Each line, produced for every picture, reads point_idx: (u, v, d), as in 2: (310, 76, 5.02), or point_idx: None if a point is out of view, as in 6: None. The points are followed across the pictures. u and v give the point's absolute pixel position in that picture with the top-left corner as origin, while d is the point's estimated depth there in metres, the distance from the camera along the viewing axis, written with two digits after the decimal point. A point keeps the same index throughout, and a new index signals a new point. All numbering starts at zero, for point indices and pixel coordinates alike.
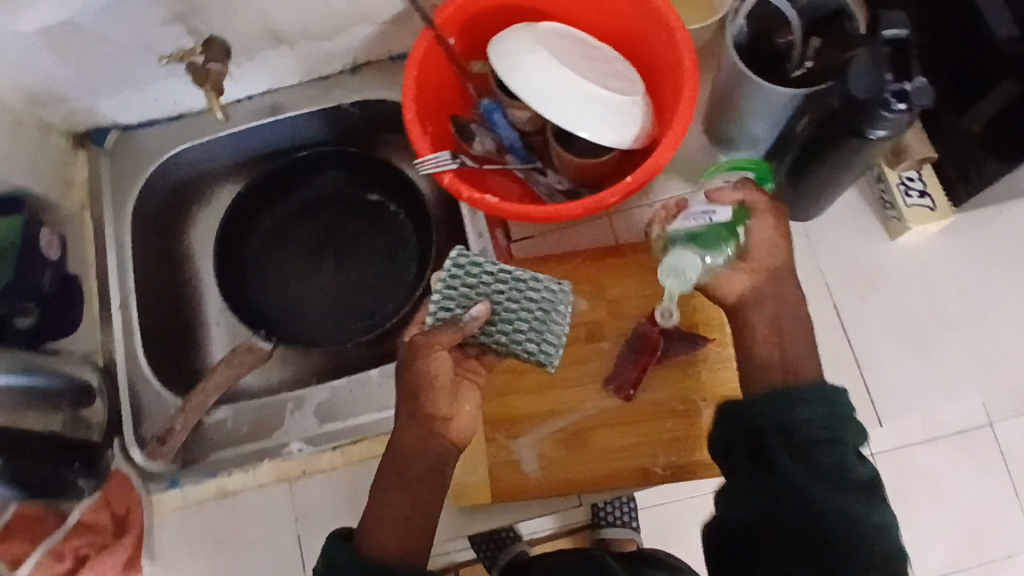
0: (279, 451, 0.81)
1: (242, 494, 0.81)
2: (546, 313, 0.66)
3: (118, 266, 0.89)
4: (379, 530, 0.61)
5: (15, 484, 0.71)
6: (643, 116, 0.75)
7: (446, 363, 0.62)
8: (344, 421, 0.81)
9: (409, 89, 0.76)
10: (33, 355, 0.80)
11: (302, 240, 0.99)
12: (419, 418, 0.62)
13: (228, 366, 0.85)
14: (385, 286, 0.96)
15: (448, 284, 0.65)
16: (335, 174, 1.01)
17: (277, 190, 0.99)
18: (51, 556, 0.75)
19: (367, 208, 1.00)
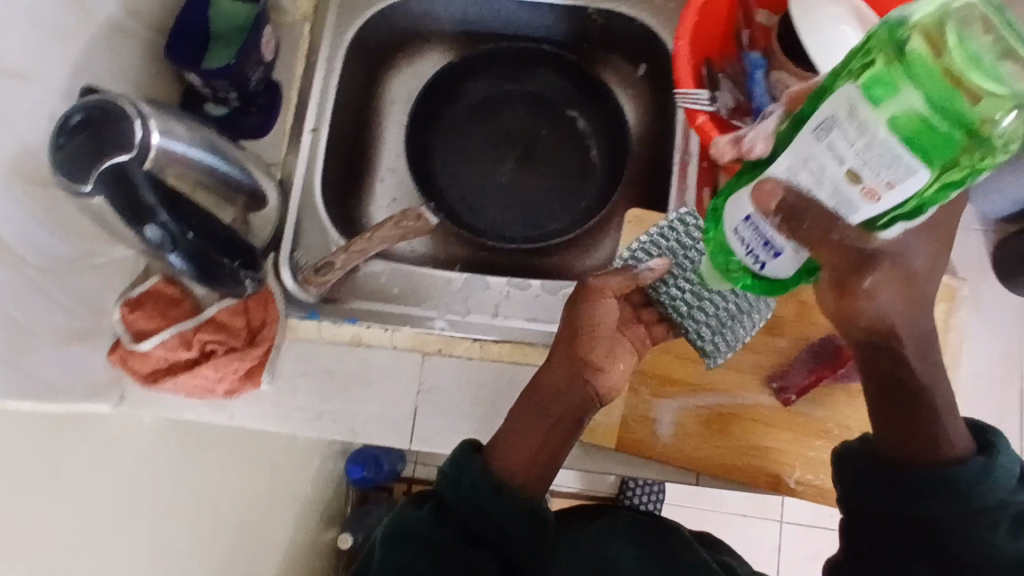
0: (423, 322, 0.80)
1: (374, 350, 0.79)
2: (736, 310, 0.71)
3: (321, 90, 0.88)
4: (510, 454, 0.58)
5: (188, 263, 0.69)
6: None
7: (609, 311, 0.66)
8: (493, 317, 0.81)
9: (692, 12, 0.73)
10: (224, 140, 0.76)
11: (492, 128, 0.97)
12: (571, 358, 0.64)
13: (397, 225, 0.84)
14: (560, 204, 0.93)
15: (662, 233, 0.73)
16: (546, 75, 0.98)
17: (484, 70, 0.97)
18: (177, 340, 0.77)
19: (564, 122, 0.97)
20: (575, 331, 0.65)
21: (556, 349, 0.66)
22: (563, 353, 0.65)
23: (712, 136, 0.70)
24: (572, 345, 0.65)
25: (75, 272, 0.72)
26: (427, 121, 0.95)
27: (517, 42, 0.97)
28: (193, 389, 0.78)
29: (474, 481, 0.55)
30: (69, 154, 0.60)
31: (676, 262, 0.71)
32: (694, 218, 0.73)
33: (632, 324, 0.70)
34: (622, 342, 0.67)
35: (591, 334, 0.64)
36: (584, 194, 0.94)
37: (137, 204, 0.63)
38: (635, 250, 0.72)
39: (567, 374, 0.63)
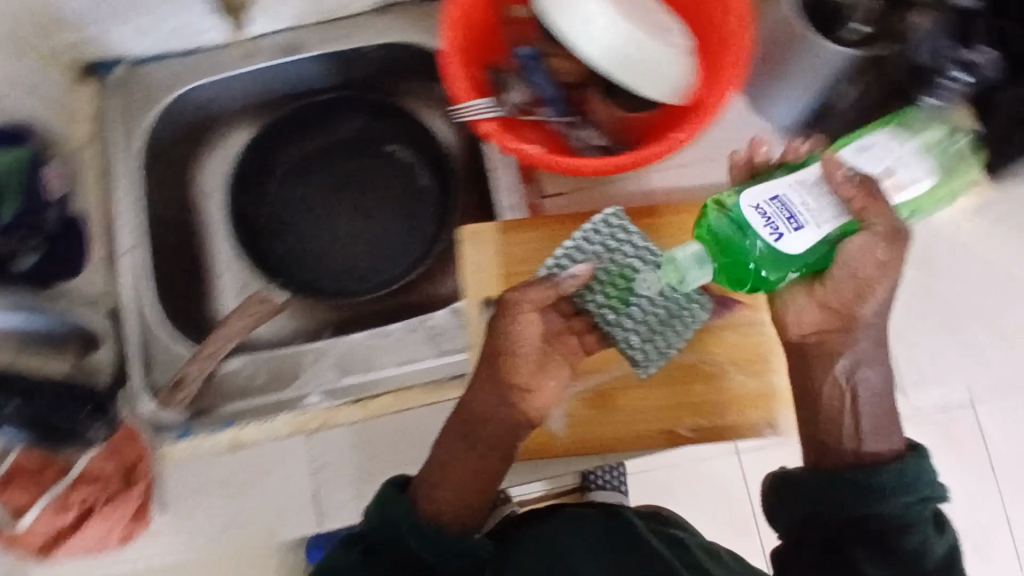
0: (296, 403, 0.79)
1: (257, 446, 0.78)
2: (667, 314, 0.73)
3: (126, 208, 0.85)
4: (434, 492, 0.63)
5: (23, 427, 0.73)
6: (689, 69, 0.73)
7: (529, 328, 0.64)
8: (365, 374, 0.80)
9: (452, 28, 0.72)
10: (37, 297, 0.81)
11: (318, 186, 0.94)
12: (492, 381, 0.65)
13: (242, 316, 0.82)
14: (403, 240, 0.93)
15: (586, 236, 0.74)
16: (353, 117, 0.97)
17: (291, 131, 0.96)
18: (53, 506, 0.73)
19: (385, 157, 0.96)
20: (502, 352, 0.64)
21: (484, 369, 0.65)
22: (488, 376, 0.65)
23: (501, 139, 0.71)
24: (496, 370, 0.65)
25: None
26: (251, 202, 0.93)
27: (312, 96, 0.95)
28: (86, 548, 0.75)
29: (397, 519, 0.61)
30: None
31: (602, 266, 0.73)
32: (619, 219, 0.74)
33: (564, 335, 0.71)
34: (551, 360, 0.67)
35: (506, 352, 0.64)
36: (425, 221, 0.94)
37: None
38: (559, 257, 0.73)
39: (492, 397, 0.65)
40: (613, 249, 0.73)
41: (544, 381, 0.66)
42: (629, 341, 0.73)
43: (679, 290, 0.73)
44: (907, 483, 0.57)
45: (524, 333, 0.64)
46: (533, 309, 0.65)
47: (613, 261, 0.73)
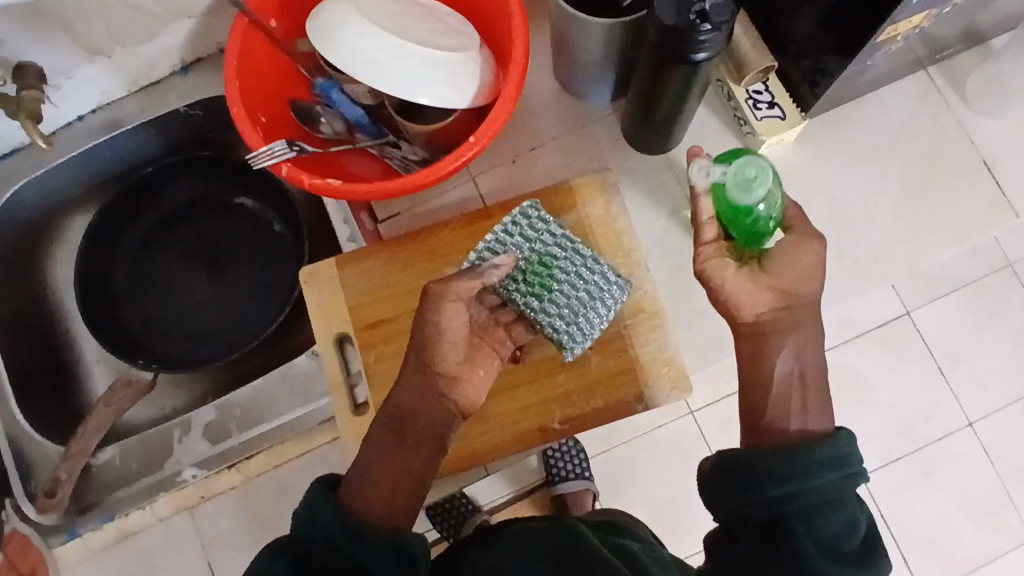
0: (171, 481, 0.79)
1: (147, 530, 0.81)
2: (589, 298, 0.72)
3: None
4: (366, 492, 0.57)
5: None
6: (478, 69, 0.72)
7: (456, 316, 0.61)
8: (235, 438, 0.79)
9: (232, 79, 0.73)
10: None
11: (172, 256, 0.93)
12: (422, 375, 0.60)
13: (109, 404, 0.79)
14: (263, 291, 0.91)
15: (506, 228, 0.73)
16: (192, 178, 0.94)
17: (135, 207, 0.94)
18: None
19: (234, 211, 0.95)
20: (437, 340, 0.60)
21: (410, 355, 0.62)
22: (423, 368, 0.60)
23: (304, 179, 0.71)
24: (429, 359, 0.61)
25: None
26: (106, 289, 0.92)
27: (143, 169, 0.93)
28: None
29: (327, 519, 0.54)
30: None
31: (523, 256, 0.72)
32: (538, 209, 0.74)
33: (488, 328, 0.71)
34: (476, 356, 0.64)
35: (438, 340, 0.60)
36: (283, 268, 0.92)
37: None
38: (481, 250, 0.72)
39: (420, 386, 0.60)
40: (531, 239, 0.73)
41: (472, 375, 0.62)
42: (555, 325, 0.72)
43: (597, 273, 0.72)
44: (836, 458, 0.49)
45: (456, 322, 0.61)
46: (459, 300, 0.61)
47: (531, 250, 0.73)
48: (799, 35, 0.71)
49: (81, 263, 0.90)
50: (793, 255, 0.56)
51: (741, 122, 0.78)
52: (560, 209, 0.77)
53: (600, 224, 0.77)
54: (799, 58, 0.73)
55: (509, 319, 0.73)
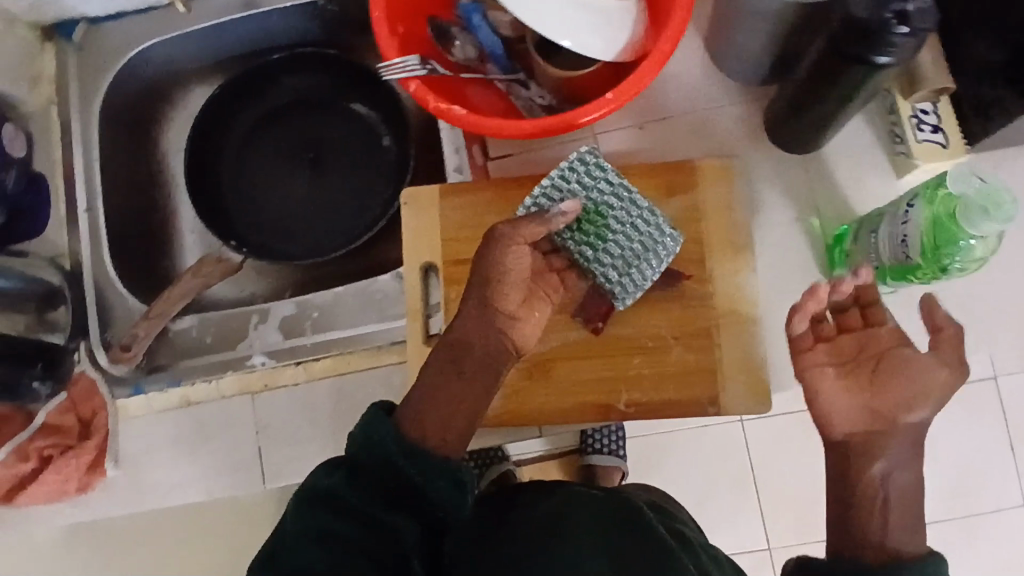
0: (240, 364, 0.80)
1: (206, 405, 0.80)
2: (645, 248, 0.70)
3: (86, 170, 0.86)
4: (425, 417, 0.56)
5: None
6: (630, 24, 0.70)
7: (521, 257, 0.61)
8: (306, 338, 0.80)
9: None
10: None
11: (278, 145, 0.95)
12: (480, 309, 0.60)
13: (196, 276, 0.84)
14: (357, 202, 0.92)
15: (563, 176, 0.69)
16: (313, 76, 0.95)
17: (253, 89, 0.95)
18: (15, 455, 0.78)
19: (346, 118, 0.96)
20: (498, 276, 0.61)
21: (470, 289, 0.61)
22: (480, 301, 0.60)
23: (430, 100, 0.69)
24: (490, 293, 0.60)
25: None
26: (212, 165, 0.94)
27: (269, 55, 0.94)
28: (47, 496, 0.79)
29: (387, 443, 0.54)
30: None
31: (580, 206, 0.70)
32: (594, 154, 0.69)
33: (542, 273, 0.69)
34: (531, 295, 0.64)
35: (500, 276, 0.60)
36: (384, 184, 0.93)
37: None
38: (537, 196, 0.69)
39: (477, 318, 0.60)
40: (589, 188, 0.70)
41: (530, 316, 0.62)
42: (608, 275, 0.70)
43: (652, 222, 0.70)
44: None
45: (520, 262, 0.61)
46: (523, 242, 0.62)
47: (588, 199, 0.70)
48: (990, 60, 0.64)
49: (195, 134, 0.92)
50: (915, 373, 0.52)
51: (896, 142, 0.72)
52: (677, 191, 0.74)
53: (716, 215, 0.73)
54: (981, 87, 0.66)
55: (560, 266, 0.71)
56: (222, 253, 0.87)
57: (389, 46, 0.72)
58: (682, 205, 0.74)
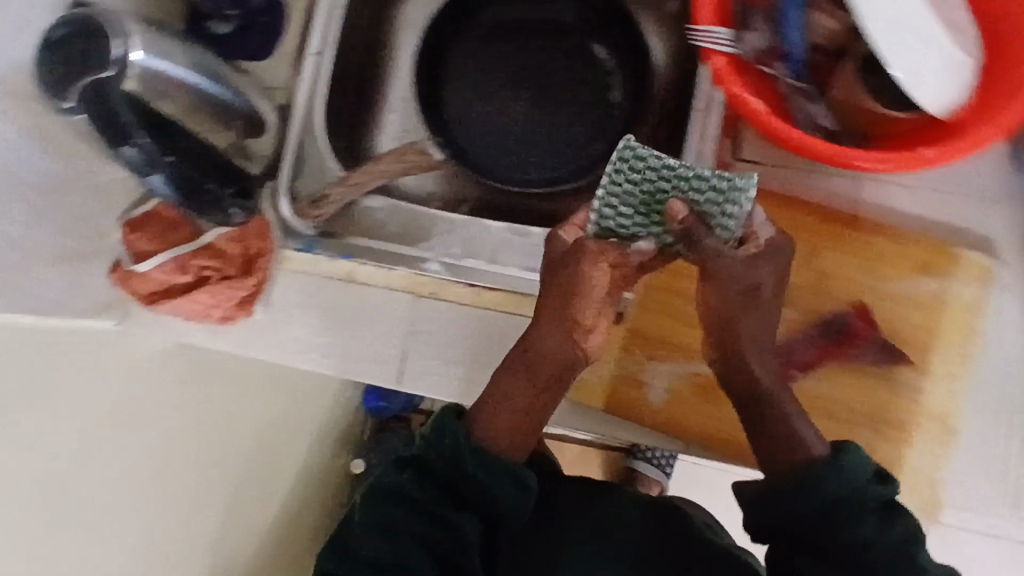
0: (416, 264, 0.77)
1: (368, 289, 0.79)
2: (727, 192, 0.55)
3: (327, 13, 0.81)
4: (496, 418, 0.58)
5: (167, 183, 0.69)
6: (964, 83, 0.64)
7: (590, 267, 0.58)
8: (486, 264, 0.77)
9: None
10: (219, 62, 0.75)
11: (512, 56, 0.92)
12: (570, 333, 0.58)
13: (395, 160, 0.80)
14: (566, 141, 0.89)
15: (612, 177, 0.58)
16: (561, 0, 0.92)
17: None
18: (175, 264, 0.78)
19: (581, 49, 0.92)
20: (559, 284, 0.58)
21: (546, 304, 0.58)
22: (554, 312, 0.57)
23: (728, 84, 0.65)
24: (573, 313, 0.58)
25: (75, 196, 0.72)
26: (439, 51, 0.91)
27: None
28: (190, 314, 0.80)
29: (455, 445, 0.58)
30: (50, 71, 0.59)
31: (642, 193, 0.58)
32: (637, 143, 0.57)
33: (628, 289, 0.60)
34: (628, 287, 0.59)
35: (576, 295, 0.58)
36: (599, 139, 0.89)
37: (121, 124, 0.61)
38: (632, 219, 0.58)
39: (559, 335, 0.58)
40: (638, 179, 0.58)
41: (609, 320, 0.58)
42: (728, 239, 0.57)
43: (721, 178, 0.55)
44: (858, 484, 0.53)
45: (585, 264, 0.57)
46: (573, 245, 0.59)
47: (645, 188, 0.58)
48: None
49: (440, 14, 0.89)
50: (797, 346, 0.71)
51: None
52: (932, 267, 0.72)
53: (954, 308, 0.72)
54: None
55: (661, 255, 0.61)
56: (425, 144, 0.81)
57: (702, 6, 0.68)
58: (921, 288, 0.72)
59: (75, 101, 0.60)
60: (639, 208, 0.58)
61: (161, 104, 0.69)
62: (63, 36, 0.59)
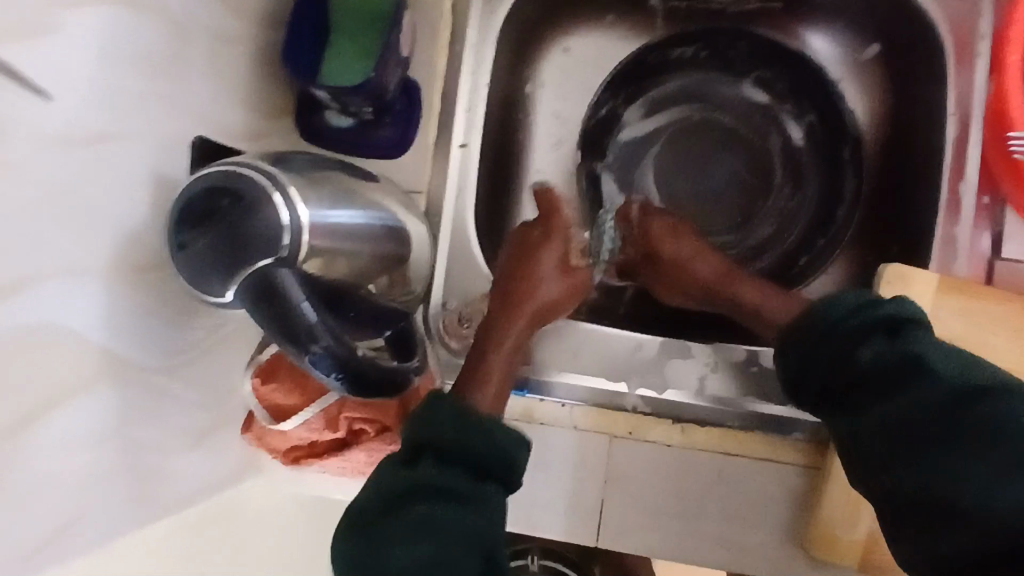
0: (610, 399, 0.66)
1: (548, 428, 0.66)
2: (636, 158, 0.80)
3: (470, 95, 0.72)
4: (478, 394, 0.56)
5: (346, 378, 0.48)
6: None
7: (549, 293, 0.64)
8: (694, 395, 0.66)
9: None
10: (351, 180, 0.57)
11: (688, 120, 0.80)
12: (469, 375, 0.59)
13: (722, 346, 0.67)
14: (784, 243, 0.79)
15: (600, 130, 0.79)
16: (753, 43, 0.76)
17: (671, 69, 0.79)
18: (322, 420, 0.66)
19: (759, 109, 0.79)
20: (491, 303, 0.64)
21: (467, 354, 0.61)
22: (479, 347, 0.60)
23: None
24: (487, 338, 0.60)
25: (197, 358, 0.60)
26: (615, 118, 0.79)
27: (688, 44, 0.77)
28: (341, 470, 0.68)
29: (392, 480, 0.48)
30: (195, 259, 0.45)
31: (629, 115, 0.80)
32: (623, 144, 0.80)
33: (528, 236, 0.66)
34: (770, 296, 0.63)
35: (505, 321, 0.61)
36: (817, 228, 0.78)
37: (286, 323, 0.46)
38: (614, 152, 0.80)
39: (468, 391, 0.57)
40: (626, 148, 0.80)
41: (552, 252, 0.66)
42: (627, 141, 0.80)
43: (634, 129, 0.80)
44: None
45: (535, 292, 0.63)
46: (523, 277, 0.63)
47: (633, 115, 0.80)
48: None
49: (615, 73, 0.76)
50: (762, 304, 0.63)
51: None
52: None
53: None
54: None
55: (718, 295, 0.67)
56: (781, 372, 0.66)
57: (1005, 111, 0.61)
58: None
59: (234, 294, 0.46)
60: (620, 154, 0.80)
61: (330, 266, 0.52)
62: (204, 210, 0.46)
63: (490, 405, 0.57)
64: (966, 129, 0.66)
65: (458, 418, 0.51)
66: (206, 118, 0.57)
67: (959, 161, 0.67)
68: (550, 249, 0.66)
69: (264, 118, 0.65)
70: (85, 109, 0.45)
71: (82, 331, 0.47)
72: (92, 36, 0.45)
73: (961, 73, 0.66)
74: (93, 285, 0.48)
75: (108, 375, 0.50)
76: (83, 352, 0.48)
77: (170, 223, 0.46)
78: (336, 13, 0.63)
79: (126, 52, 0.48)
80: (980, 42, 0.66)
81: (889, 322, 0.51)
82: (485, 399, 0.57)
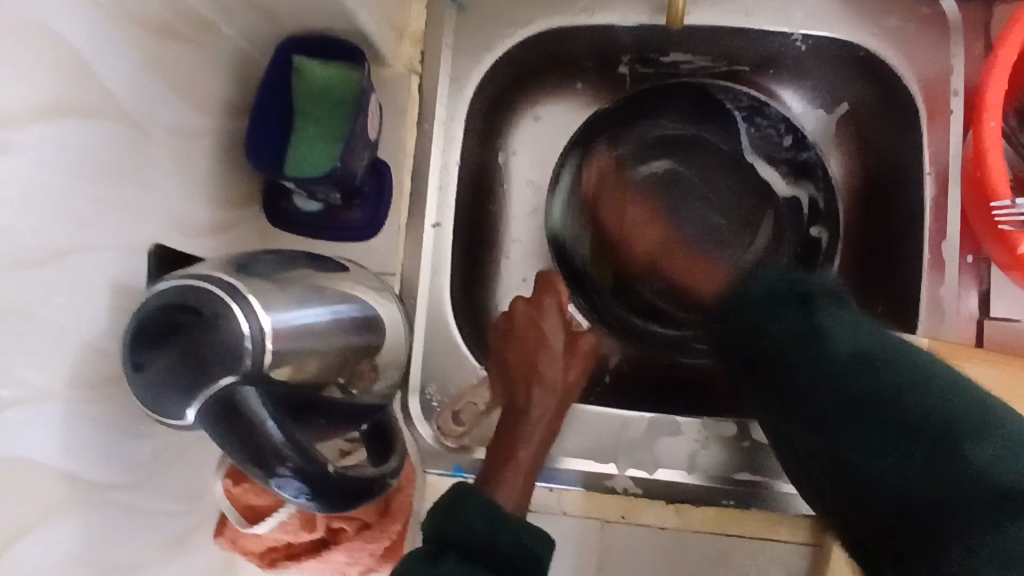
0: (599, 482, 0.64)
1: (536, 513, 0.63)
2: (594, 225, 0.74)
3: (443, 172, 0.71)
4: (504, 486, 0.55)
5: (318, 497, 0.45)
6: None
7: (555, 373, 0.61)
8: (687, 473, 0.63)
9: (992, 110, 0.59)
10: (322, 274, 0.56)
11: (645, 181, 0.75)
12: (492, 475, 0.56)
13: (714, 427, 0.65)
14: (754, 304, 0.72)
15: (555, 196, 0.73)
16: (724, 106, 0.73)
17: (622, 131, 0.74)
18: (299, 521, 0.62)
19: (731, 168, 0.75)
20: (506, 391, 0.62)
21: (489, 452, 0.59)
22: (505, 444, 0.58)
23: None
24: (512, 437, 0.58)
25: (167, 466, 0.57)
26: (571, 185, 0.73)
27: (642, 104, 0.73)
28: (323, 570, 0.65)
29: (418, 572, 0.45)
30: (151, 382, 0.43)
31: (585, 180, 0.74)
32: (577, 209, 0.73)
33: (529, 312, 0.63)
34: (694, 266, 0.69)
35: (522, 422, 0.59)
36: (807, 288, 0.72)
37: (252, 448, 0.43)
38: (570, 218, 0.73)
39: (495, 487, 0.55)
40: (581, 214, 0.74)
41: (551, 312, 0.63)
42: (579, 208, 0.74)
43: (586, 194, 0.74)
44: None
45: (547, 375, 0.60)
46: (532, 360, 0.61)
47: (585, 180, 0.74)
48: None
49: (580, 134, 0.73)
50: (709, 271, 0.68)
51: None
52: None
53: None
54: None
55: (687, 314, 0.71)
56: (777, 448, 0.63)
57: (990, 179, 0.59)
58: None
59: (195, 416, 0.44)
60: (576, 221, 0.74)
61: (300, 372, 0.49)
62: (161, 327, 0.43)
63: (517, 502, 0.54)
64: (945, 188, 0.67)
65: (486, 513, 0.49)
66: (172, 217, 0.55)
67: (939, 220, 0.67)
68: (553, 314, 0.63)
69: (230, 209, 0.63)
70: (37, 227, 0.42)
71: (44, 460, 0.44)
72: (46, 154, 0.42)
73: (935, 132, 0.67)
74: (57, 410, 0.45)
75: (70, 500, 0.47)
76: (44, 482, 0.44)
77: (126, 344, 0.44)
78: (301, 100, 0.62)
79: (83, 166, 0.46)
80: (952, 100, 0.67)
81: (802, 292, 0.55)
82: (510, 495, 0.55)
